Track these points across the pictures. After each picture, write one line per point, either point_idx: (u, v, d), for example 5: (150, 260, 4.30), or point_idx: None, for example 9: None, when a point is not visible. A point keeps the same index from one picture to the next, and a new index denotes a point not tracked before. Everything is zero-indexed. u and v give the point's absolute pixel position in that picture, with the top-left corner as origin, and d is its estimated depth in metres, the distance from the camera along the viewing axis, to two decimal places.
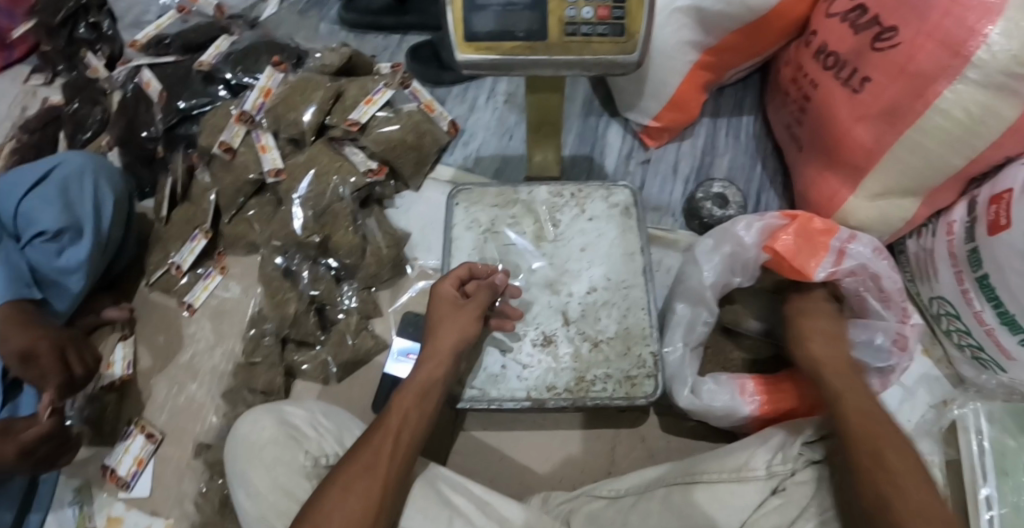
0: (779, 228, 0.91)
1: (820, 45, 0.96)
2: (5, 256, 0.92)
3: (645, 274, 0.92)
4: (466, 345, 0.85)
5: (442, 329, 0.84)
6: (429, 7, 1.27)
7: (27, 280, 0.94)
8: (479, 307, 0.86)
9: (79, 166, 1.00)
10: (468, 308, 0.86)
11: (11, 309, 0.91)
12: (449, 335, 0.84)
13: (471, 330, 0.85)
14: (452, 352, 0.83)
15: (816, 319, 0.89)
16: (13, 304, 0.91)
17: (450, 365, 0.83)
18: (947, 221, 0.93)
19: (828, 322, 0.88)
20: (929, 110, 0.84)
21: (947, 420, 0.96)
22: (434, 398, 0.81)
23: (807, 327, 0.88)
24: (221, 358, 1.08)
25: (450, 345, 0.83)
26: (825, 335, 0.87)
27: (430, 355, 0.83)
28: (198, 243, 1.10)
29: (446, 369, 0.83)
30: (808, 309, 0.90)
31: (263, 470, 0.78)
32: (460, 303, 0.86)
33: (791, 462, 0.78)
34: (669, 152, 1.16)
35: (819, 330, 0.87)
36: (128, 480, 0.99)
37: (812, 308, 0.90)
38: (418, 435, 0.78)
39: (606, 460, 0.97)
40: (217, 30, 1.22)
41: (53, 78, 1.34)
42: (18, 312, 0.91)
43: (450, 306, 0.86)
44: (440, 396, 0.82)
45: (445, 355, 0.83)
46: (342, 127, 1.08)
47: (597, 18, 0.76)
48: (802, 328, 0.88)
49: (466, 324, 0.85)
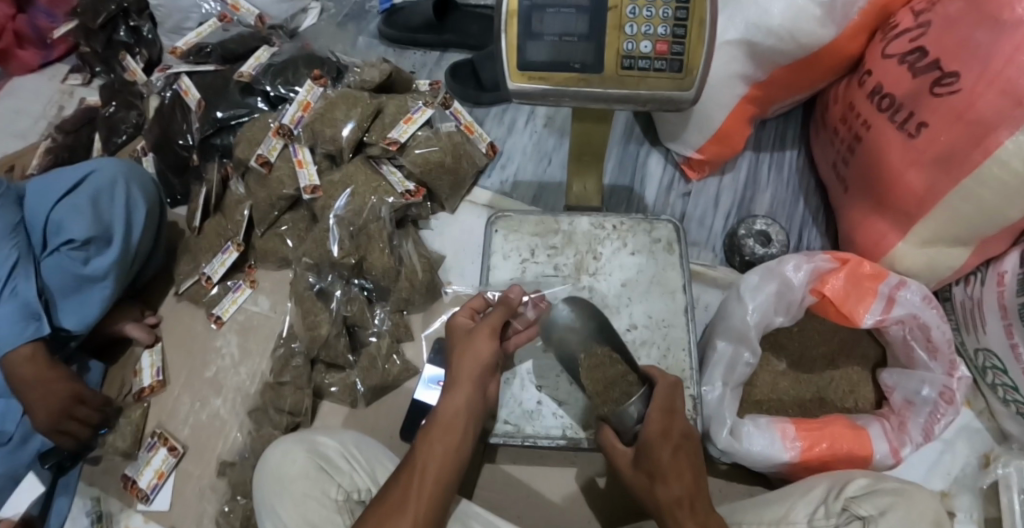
0: (828, 270, 0.90)
1: (874, 85, 0.94)
2: (14, 288, 0.91)
3: (686, 313, 0.90)
4: (487, 370, 0.80)
5: (471, 346, 0.80)
6: (470, 25, 1.26)
7: (37, 312, 0.92)
8: (491, 326, 0.81)
9: (112, 176, 0.99)
10: (481, 330, 0.81)
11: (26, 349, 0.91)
12: (467, 363, 0.79)
13: (485, 350, 0.80)
14: (474, 376, 0.78)
15: (697, 497, 0.66)
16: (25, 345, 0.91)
17: (477, 391, 0.79)
18: (996, 271, 0.91)
19: (696, 483, 0.67)
20: (988, 159, 0.81)
21: (989, 479, 0.93)
22: (462, 428, 0.76)
23: (680, 519, 0.65)
24: (247, 374, 1.06)
25: (470, 368, 0.78)
26: (696, 514, 0.65)
27: (454, 382, 0.78)
28: (230, 255, 1.09)
29: (470, 397, 0.78)
30: (677, 487, 0.66)
31: (293, 505, 0.75)
32: (475, 328, 0.81)
33: (834, 517, 0.76)
34: (710, 185, 1.14)
35: (681, 495, 0.66)
36: (148, 493, 0.98)
37: (682, 484, 0.66)
38: (456, 470, 0.74)
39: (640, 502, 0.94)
40: (258, 41, 1.22)
41: (90, 79, 1.33)
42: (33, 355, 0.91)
43: (463, 333, 0.82)
44: (470, 423, 0.77)
45: (468, 382, 0.78)
46: (380, 145, 1.06)
47: (655, 52, 0.74)
48: (675, 501, 0.66)
49: (482, 347, 0.80)
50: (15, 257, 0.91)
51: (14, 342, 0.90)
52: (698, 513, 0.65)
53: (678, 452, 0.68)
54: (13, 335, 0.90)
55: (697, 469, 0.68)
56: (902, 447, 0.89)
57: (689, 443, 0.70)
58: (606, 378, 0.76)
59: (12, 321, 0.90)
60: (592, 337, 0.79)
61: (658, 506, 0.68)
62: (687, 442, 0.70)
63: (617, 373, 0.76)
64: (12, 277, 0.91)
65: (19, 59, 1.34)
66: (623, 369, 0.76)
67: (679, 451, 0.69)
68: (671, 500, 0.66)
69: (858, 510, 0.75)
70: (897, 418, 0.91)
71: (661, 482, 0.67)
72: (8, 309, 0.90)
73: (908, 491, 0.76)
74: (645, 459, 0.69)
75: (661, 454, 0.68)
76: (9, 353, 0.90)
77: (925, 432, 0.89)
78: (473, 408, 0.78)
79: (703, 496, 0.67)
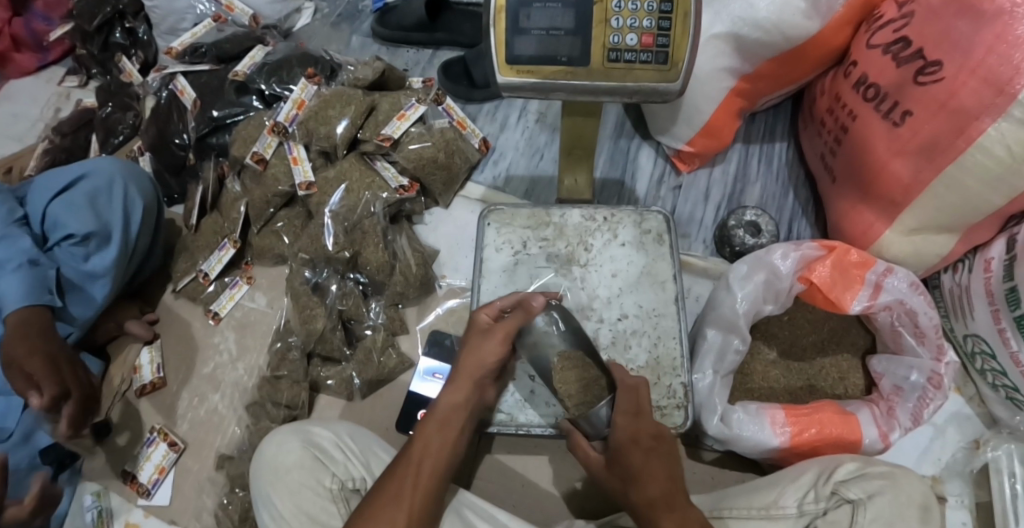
0: (816, 259, 0.92)
1: (859, 75, 0.95)
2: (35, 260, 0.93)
3: (677, 303, 0.91)
4: (490, 373, 0.79)
5: (480, 349, 0.78)
6: (462, 25, 1.27)
7: (49, 287, 0.93)
8: (507, 330, 0.78)
9: (108, 175, 1.00)
10: (497, 332, 0.79)
11: (23, 313, 0.90)
12: (471, 365, 0.78)
13: (491, 355, 0.78)
14: (473, 377, 0.78)
15: (672, 496, 0.68)
16: (26, 309, 0.90)
17: (476, 392, 0.79)
18: (983, 258, 0.92)
19: (669, 488, 0.69)
20: (971, 147, 0.83)
21: (979, 462, 0.95)
22: (460, 425, 0.77)
23: (656, 519, 0.67)
24: (245, 370, 1.07)
25: (474, 369, 0.78)
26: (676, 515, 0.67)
27: (454, 379, 0.78)
28: (226, 252, 1.10)
29: (469, 396, 0.78)
30: (652, 490, 0.68)
31: (288, 494, 0.76)
32: (490, 329, 0.79)
33: (824, 501, 0.77)
34: (700, 178, 1.15)
35: (657, 498, 0.68)
36: (149, 487, 1.00)
37: (660, 488, 0.68)
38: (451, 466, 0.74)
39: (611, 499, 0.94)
40: (252, 41, 1.23)
41: (86, 81, 1.35)
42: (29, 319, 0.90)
43: (479, 332, 0.80)
44: (465, 421, 0.77)
45: (468, 382, 0.78)
46: (374, 141, 1.08)
47: (640, 44, 0.75)
48: (648, 502, 0.68)
49: (490, 351, 0.78)
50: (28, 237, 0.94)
51: (16, 304, 0.90)
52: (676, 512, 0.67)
53: (650, 455, 0.70)
54: (19, 297, 0.90)
55: (672, 466, 0.70)
56: (891, 432, 0.89)
57: (659, 447, 0.71)
58: (579, 381, 0.80)
59: (25, 287, 0.90)
60: (567, 344, 0.81)
61: (633, 507, 0.70)
62: (655, 448, 0.71)
63: (591, 378, 0.80)
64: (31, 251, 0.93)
65: (16, 62, 1.35)
66: (597, 373, 0.80)
67: (651, 453, 0.71)
68: (646, 502, 0.68)
69: (847, 494, 0.76)
70: (886, 404, 0.92)
71: (635, 485, 0.69)
72: (20, 276, 0.91)
73: (895, 475, 0.77)
74: (619, 461, 0.71)
75: (633, 457, 0.70)
76: (16, 312, 0.90)
77: (914, 417, 0.89)
78: (471, 407, 0.78)
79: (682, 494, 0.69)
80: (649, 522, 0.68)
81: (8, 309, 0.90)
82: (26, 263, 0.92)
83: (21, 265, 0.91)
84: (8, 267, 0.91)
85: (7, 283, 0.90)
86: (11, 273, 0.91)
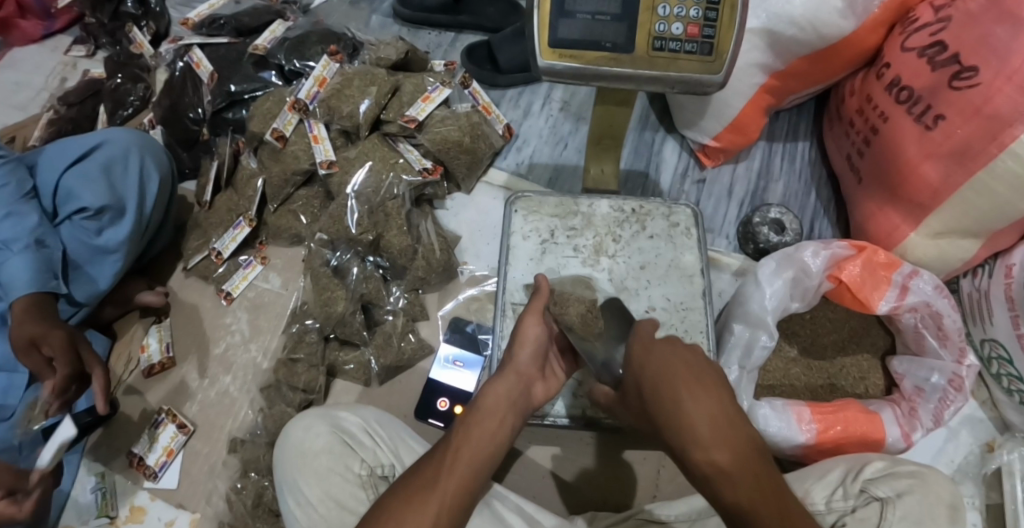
0: (844, 258, 0.92)
1: (892, 78, 0.95)
2: (43, 239, 0.90)
3: (705, 297, 0.91)
4: (537, 359, 0.79)
5: (520, 334, 0.79)
6: (485, 7, 1.24)
7: (55, 272, 0.90)
8: (540, 307, 0.80)
9: (124, 145, 0.97)
10: (532, 311, 0.80)
11: (30, 300, 0.87)
12: (524, 350, 0.78)
13: (530, 333, 0.79)
14: (519, 369, 0.76)
15: (696, 379, 0.60)
16: (37, 294, 0.88)
17: (520, 385, 0.76)
18: (1005, 264, 0.93)
19: (691, 372, 0.61)
20: (1003, 153, 0.83)
21: (992, 466, 0.96)
22: (505, 416, 0.73)
23: (684, 401, 0.59)
24: (258, 351, 1.04)
25: (526, 357, 0.78)
26: (720, 421, 0.57)
27: (508, 371, 0.76)
28: (241, 231, 1.07)
29: (513, 385, 0.75)
30: (671, 372, 0.61)
31: (316, 480, 0.75)
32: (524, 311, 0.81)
33: (852, 499, 0.77)
34: (724, 173, 1.16)
35: (681, 380, 0.60)
36: (156, 470, 0.97)
37: (702, 395, 0.59)
38: (492, 461, 0.70)
39: (620, 493, 0.96)
40: (272, 15, 1.20)
41: (94, 51, 1.30)
42: (36, 306, 0.87)
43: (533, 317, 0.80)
44: (513, 414, 0.74)
45: (518, 372, 0.77)
46: (398, 123, 1.05)
47: (686, 34, 0.72)
48: (676, 403, 0.59)
49: (529, 331, 0.79)
50: (35, 218, 0.91)
51: (25, 289, 0.87)
52: (721, 419, 0.57)
53: (669, 352, 0.63)
54: (26, 281, 0.87)
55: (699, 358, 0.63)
56: (912, 432, 0.90)
57: (676, 347, 0.64)
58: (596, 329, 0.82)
59: (32, 270, 0.88)
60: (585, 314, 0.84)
61: (659, 407, 0.60)
62: (681, 347, 0.64)
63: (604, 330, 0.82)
64: (39, 230, 0.90)
65: (20, 29, 1.30)
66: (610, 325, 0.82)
67: (666, 349, 0.64)
68: (669, 388, 0.60)
69: (876, 492, 0.76)
70: (908, 404, 0.92)
71: (658, 388, 0.61)
72: (27, 257, 0.88)
73: (924, 474, 0.77)
74: (636, 372, 0.65)
75: (652, 360, 0.63)
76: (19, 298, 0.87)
77: (935, 417, 0.90)
78: (515, 399, 0.75)
79: (729, 402, 0.59)
80: (678, 409, 0.59)
81: (15, 293, 0.87)
82: (34, 243, 0.89)
83: (28, 246, 0.89)
84: (15, 248, 0.88)
85: (13, 265, 0.88)
86: (18, 253, 0.88)
